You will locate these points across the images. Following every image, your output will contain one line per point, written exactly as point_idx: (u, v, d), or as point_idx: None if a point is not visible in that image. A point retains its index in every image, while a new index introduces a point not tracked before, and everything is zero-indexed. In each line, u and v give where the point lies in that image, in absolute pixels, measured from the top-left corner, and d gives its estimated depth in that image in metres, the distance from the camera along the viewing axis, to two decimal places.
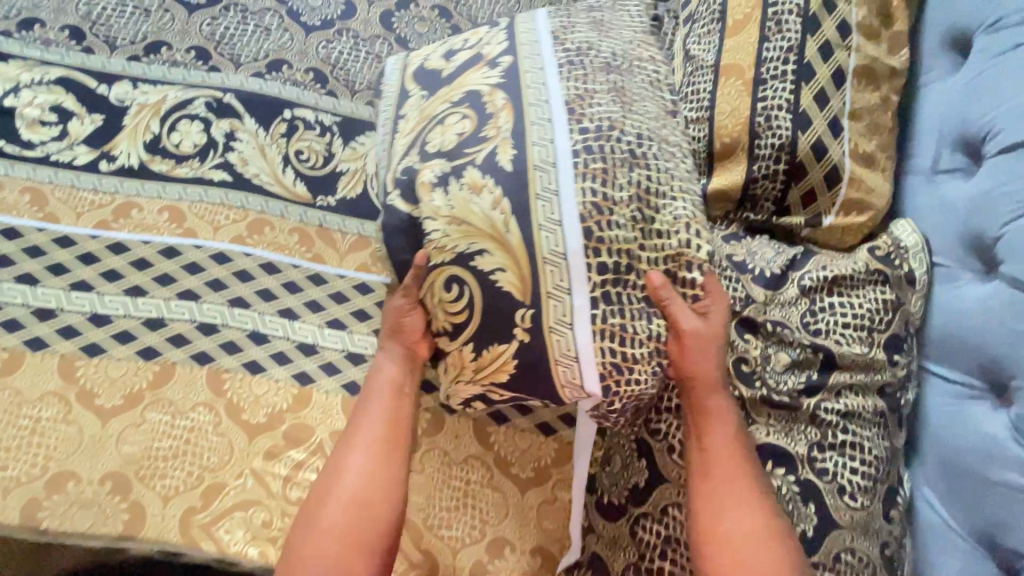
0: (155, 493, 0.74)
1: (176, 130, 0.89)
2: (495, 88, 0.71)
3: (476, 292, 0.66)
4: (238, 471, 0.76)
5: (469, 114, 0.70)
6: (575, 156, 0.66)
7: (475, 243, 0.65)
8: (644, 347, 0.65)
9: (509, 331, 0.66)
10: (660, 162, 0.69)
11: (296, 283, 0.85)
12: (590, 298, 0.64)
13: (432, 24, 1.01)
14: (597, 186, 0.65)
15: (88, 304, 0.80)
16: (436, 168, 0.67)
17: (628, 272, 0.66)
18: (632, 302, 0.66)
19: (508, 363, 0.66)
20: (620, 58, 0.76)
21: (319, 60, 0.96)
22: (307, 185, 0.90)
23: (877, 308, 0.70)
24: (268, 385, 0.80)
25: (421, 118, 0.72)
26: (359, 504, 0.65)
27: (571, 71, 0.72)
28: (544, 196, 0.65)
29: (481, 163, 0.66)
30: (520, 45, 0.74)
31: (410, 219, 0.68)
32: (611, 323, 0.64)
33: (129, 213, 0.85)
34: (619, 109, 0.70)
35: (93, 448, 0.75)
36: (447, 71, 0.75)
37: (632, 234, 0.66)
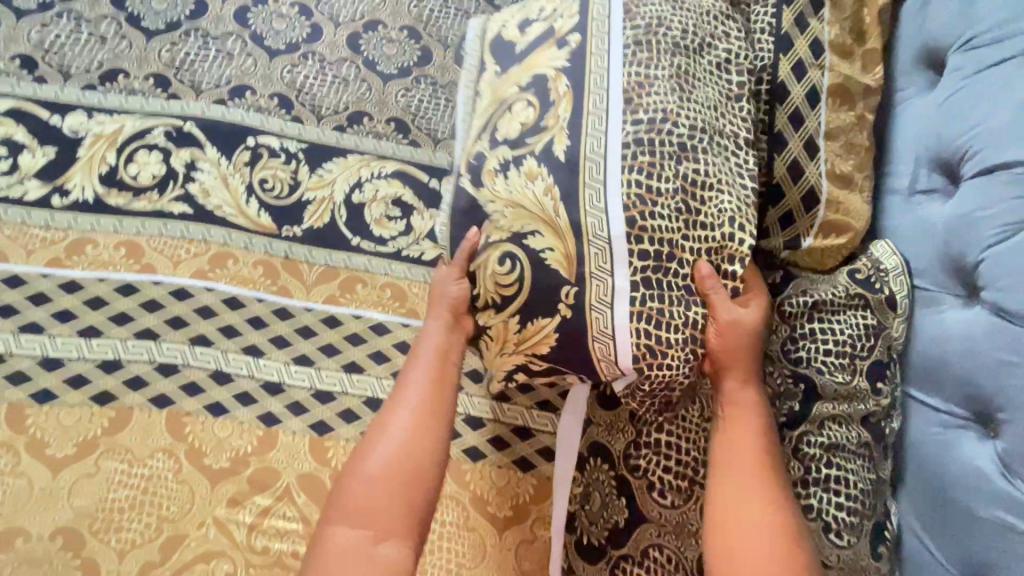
0: (110, 548, 0.70)
1: (135, 161, 0.86)
2: (561, 73, 0.66)
3: (526, 267, 0.63)
4: (199, 521, 0.72)
5: (535, 101, 0.66)
6: (625, 148, 0.63)
7: (527, 224, 0.63)
8: (680, 333, 0.61)
9: (552, 305, 0.62)
10: (713, 158, 0.64)
11: (260, 318, 0.82)
12: (630, 281, 0.61)
13: (401, 46, 0.99)
14: (643, 177, 0.62)
15: (40, 348, 0.76)
16: (499, 154, 0.65)
17: (669, 260, 0.62)
18: (672, 289, 0.62)
19: (550, 337, 0.63)
20: (691, 35, 0.68)
21: (284, 85, 0.94)
22: (271, 215, 0.87)
23: (857, 334, 0.68)
24: (232, 427, 0.76)
25: (492, 97, 0.68)
26: (381, 497, 0.61)
27: (635, 54, 0.66)
28: (592, 185, 0.62)
29: (540, 153, 0.64)
30: (590, 21, 0.68)
31: (470, 200, 0.66)
32: (649, 307, 0.61)
33: (83, 249, 0.82)
34: (677, 98, 0.65)
35: (44, 501, 0.71)
36: (522, 44, 0.69)
37: (675, 224, 0.62)
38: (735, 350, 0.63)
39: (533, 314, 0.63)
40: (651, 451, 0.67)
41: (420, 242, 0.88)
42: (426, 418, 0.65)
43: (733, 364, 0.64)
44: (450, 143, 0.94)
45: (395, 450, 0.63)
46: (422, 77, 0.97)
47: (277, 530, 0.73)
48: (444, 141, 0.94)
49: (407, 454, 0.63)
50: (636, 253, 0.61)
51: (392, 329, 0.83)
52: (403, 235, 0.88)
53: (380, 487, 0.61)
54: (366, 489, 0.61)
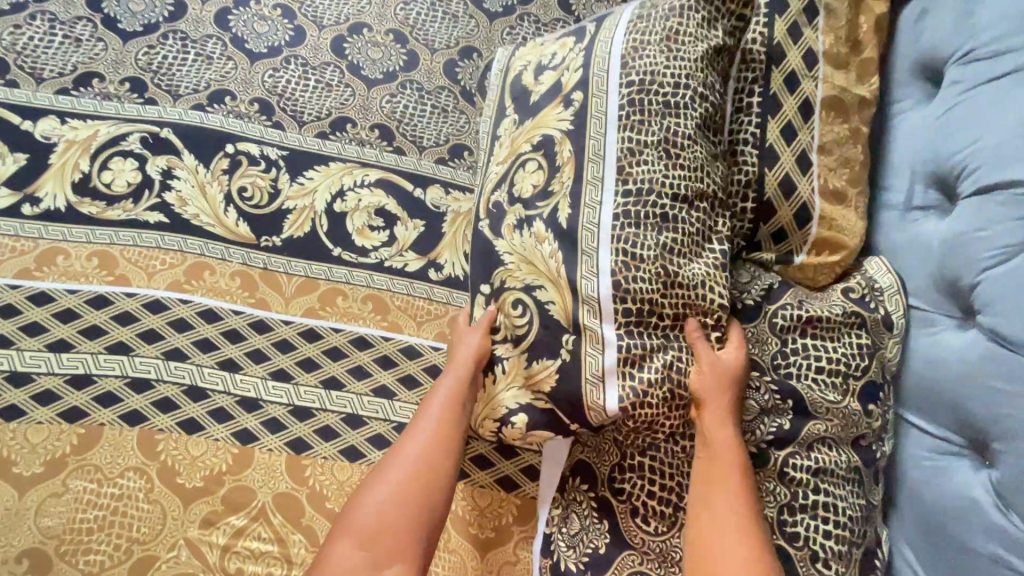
0: (77, 571, 0.68)
1: (110, 168, 0.83)
2: (566, 136, 0.70)
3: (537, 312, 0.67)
4: (171, 543, 0.70)
5: (544, 163, 0.71)
6: (614, 219, 0.65)
7: (536, 279, 0.67)
8: (659, 374, 0.62)
9: (555, 351, 0.66)
10: (695, 227, 0.66)
11: (237, 331, 0.79)
12: (618, 332, 0.63)
13: (386, 50, 0.96)
14: (628, 244, 0.64)
15: (7, 362, 0.74)
16: (516, 212, 0.71)
17: (650, 316, 0.64)
18: (654, 338, 0.64)
19: (550, 376, 0.65)
20: (685, 92, 0.67)
21: (265, 90, 0.91)
22: (250, 225, 0.84)
23: (851, 354, 0.66)
24: (206, 445, 0.74)
25: (511, 153, 0.75)
26: (384, 534, 0.59)
27: (628, 117, 0.68)
28: (586, 252, 0.65)
29: (548, 213, 0.69)
30: (592, 78, 0.72)
31: (490, 250, 0.72)
32: (634, 352, 0.63)
33: (54, 259, 0.79)
34: (664, 165, 0.66)
35: (9, 522, 0.69)
36: (535, 96, 0.77)
37: (655, 285, 0.63)
38: (720, 388, 0.62)
39: (538, 356, 0.67)
40: (635, 475, 0.66)
41: (403, 253, 0.86)
42: (439, 455, 0.64)
43: (721, 404, 0.62)
44: (435, 151, 0.92)
45: (404, 483, 0.62)
46: (408, 82, 0.95)
47: (251, 552, 0.71)
48: (429, 149, 0.92)
49: (416, 490, 0.62)
50: (621, 310, 0.63)
51: (375, 343, 0.81)
52: (386, 246, 0.86)
53: (385, 522, 0.60)
54: (372, 520, 0.60)
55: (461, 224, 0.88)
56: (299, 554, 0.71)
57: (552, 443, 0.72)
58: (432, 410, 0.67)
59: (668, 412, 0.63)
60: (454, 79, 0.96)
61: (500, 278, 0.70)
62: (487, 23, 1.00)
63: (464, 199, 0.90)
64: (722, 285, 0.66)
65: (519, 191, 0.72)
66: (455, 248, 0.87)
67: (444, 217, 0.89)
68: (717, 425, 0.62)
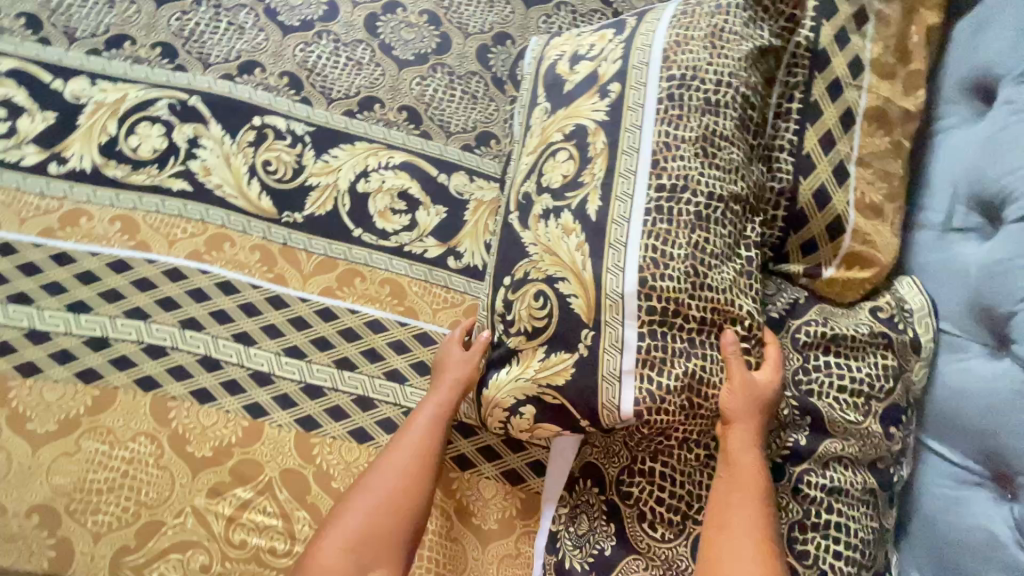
0: (86, 529, 0.69)
1: (137, 133, 0.83)
2: (600, 128, 0.70)
3: (555, 304, 0.66)
4: (178, 509, 0.71)
5: (575, 154, 0.70)
6: (646, 214, 0.64)
7: (558, 270, 0.66)
8: (678, 380, 0.61)
9: (572, 344, 0.65)
10: (727, 228, 0.65)
11: (254, 305, 0.79)
12: (638, 332, 0.62)
13: (419, 31, 0.95)
14: (658, 243, 0.63)
15: (28, 319, 0.75)
16: (542, 202, 0.70)
17: (674, 317, 0.63)
18: (676, 341, 0.63)
19: (567, 370, 0.65)
20: (727, 91, 0.67)
21: (295, 64, 0.90)
22: (273, 199, 0.84)
23: (876, 374, 0.65)
24: (217, 416, 0.75)
25: (540, 141, 0.74)
26: (369, 541, 0.62)
27: (667, 111, 0.67)
28: (614, 245, 0.64)
29: (576, 207, 0.68)
30: (631, 69, 0.71)
31: (514, 239, 0.71)
32: (653, 353, 0.62)
33: (77, 221, 0.79)
34: (700, 163, 0.65)
35: (22, 476, 0.70)
36: (570, 85, 0.75)
37: (683, 285, 0.62)
38: (748, 408, 0.60)
39: (554, 349, 0.66)
40: (644, 480, 0.65)
41: (423, 238, 0.85)
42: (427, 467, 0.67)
43: (749, 423, 0.60)
44: (461, 137, 0.90)
45: (391, 493, 0.64)
46: (439, 65, 0.93)
47: (256, 525, 0.71)
48: (456, 135, 0.90)
49: (404, 500, 0.64)
50: (646, 308, 0.62)
51: (390, 327, 0.81)
52: (407, 230, 0.85)
53: (370, 530, 0.62)
54: (357, 529, 0.62)
55: (483, 213, 0.87)
56: (302, 531, 0.72)
57: (560, 439, 0.73)
58: (422, 422, 0.69)
59: (687, 416, 0.62)
60: (485, 65, 0.94)
61: (522, 269, 0.69)
62: (523, 10, 0.97)
63: (489, 188, 0.88)
64: (748, 290, 0.65)
65: (548, 181, 0.72)
66: (476, 237, 0.86)
67: (467, 205, 0.87)
68: (740, 447, 0.60)
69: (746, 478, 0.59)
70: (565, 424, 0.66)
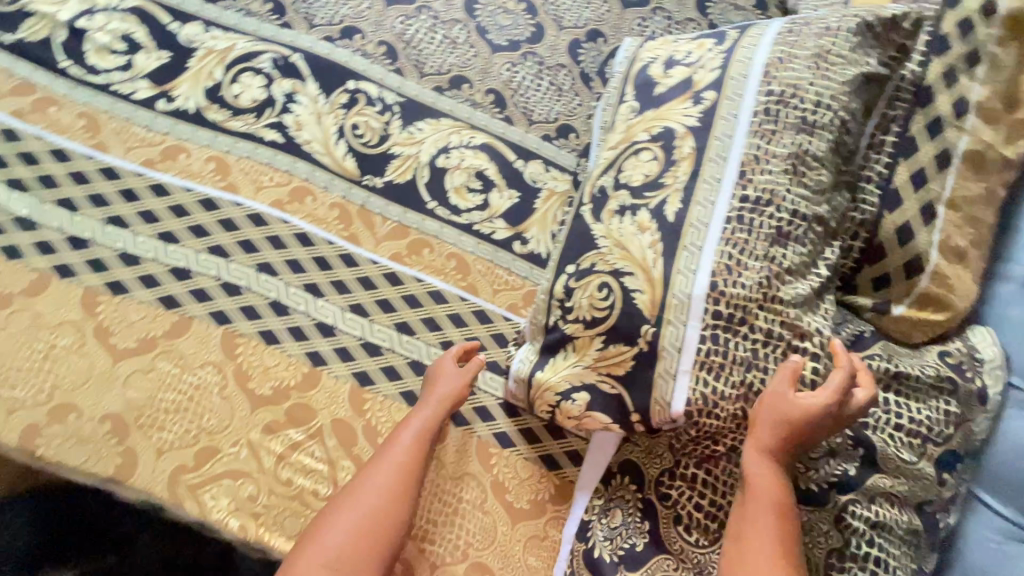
0: (151, 443, 0.74)
1: (240, 82, 0.87)
2: (689, 133, 0.70)
3: (618, 299, 0.67)
4: (235, 439, 0.75)
5: (660, 155, 0.71)
6: (727, 221, 0.65)
7: (626, 266, 0.68)
8: (735, 389, 0.63)
9: (632, 339, 0.66)
10: (806, 247, 0.65)
11: (327, 260, 0.83)
12: (701, 334, 0.63)
13: (515, 18, 0.97)
14: (735, 251, 0.64)
15: (122, 241, 0.80)
16: (619, 198, 0.71)
17: (740, 324, 0.63)
18: (738, 349, 0.63)
19: (625, 362, 0.67)
20: (826, 112, 0.67)
21: (393, 35, 0.93)
22: (356, 161, 0.87)
23: (936, 419, 0.64)
24: (280, 358, 0.78)
25: (624, 139, 0.75)
26: (350, 554, 0.63)
27: (761, 123, 0.67)
28: (689, 248, 0.65)
29: (654, 207, 0.69)
30: (728, 79, 0.71)
31: (586, 230, 0.72)
32: (712, 357, 0.63)
33: (177, 156, 0.84)
34: (789, 180, 0.65)
35: (100, 385, 0.75)
36: (661, 88, 0.76)
37: (754, 294, 0.63)
38: (779, 433, 0.60)
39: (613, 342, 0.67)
40: (685, 484, 0.68)
41: (493, 219, 0.87)
42: (408, 483, 0.68)
43: (774, 444, 0.60)
44: (542, 127, 0.92)
45: (370, 513, 0.65)
46: (530, 54, 0.95)
47: (303, 466, 0.75)
48: (537, 123, 0.92)
49: (380, 518, 0.65)
50: (712, 312, 0.63)
51: (451, 300, 0.83)
52: (478, 209, 0.87)
53: (351, 545, 0.64)
54: (336, 544, 0.63)
55: (554, 203, 0.88)
56: (345, 479, 0.75)
57: (601, 432, 0.73)
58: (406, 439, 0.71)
59: (735, 423, 0.64)
60: (575, 60, 0.96)
61: (589, 259, 0.71)
62: (619, 11, 0.98)
63: (562, 180, 0.90)
64: (818, 310, 0.66)
65: (626, 178, 0.73)
66: (544, 225, 0.88)
67: (539, 193, 0.89)
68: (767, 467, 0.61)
69: (771, 504, 0.59)
70: (613, 415, 0.68)
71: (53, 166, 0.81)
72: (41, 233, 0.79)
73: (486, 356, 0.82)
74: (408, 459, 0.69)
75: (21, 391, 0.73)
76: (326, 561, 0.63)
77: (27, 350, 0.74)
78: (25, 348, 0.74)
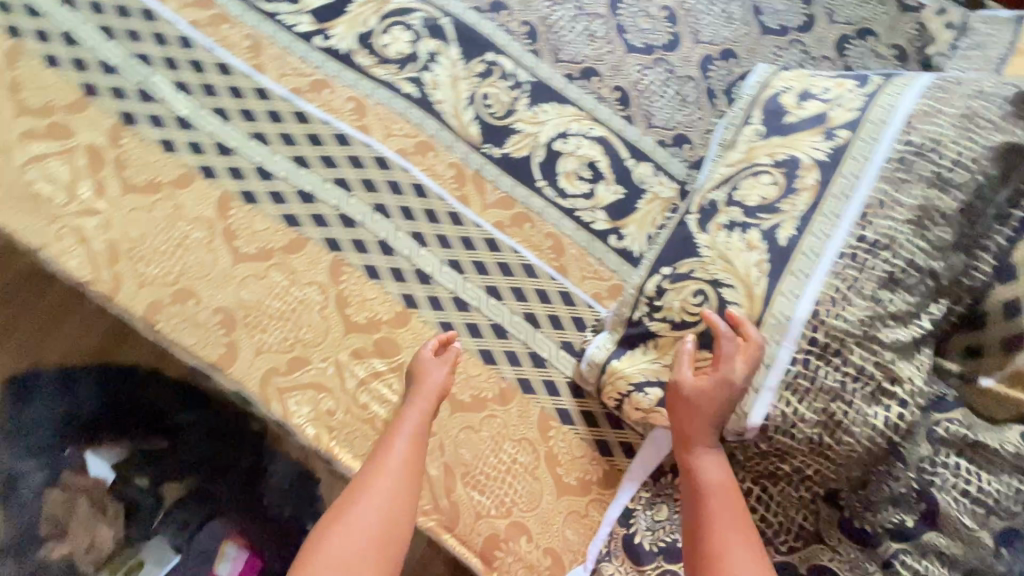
0: (252, 342, 0.81)
1: (389, 34, 0.93)
2: (816, 166, 0.72)
3: (711, 308, 0.71)
4: (325, 356, 0.81)
5: (781, 182, 0.73)
6: (840, 256, 0.67)
7: (727, 276, 0.71)
8: (815, 415, 0.65)
9: (719, 347, 0.69)
10: (913, 298, 0.66)
11: (436, 214, 0.88)
12: (793, 356, 0.66)
13: (655, 23, 0.98)
14: (842, 286, 0.66)
15: (260, 157, 0.87)
16: (730, 214, 0.74)
17: (832, 356, 0.65)
18: (825, 378, 0.65)
19: (705, 367, 0.70)
20: (962, 173, 0.67)
21: (537, 17, 0.97)
22: (480, 129, 0.91)
23: (1005, 493, 0.63)
24: (378, 293, 0.84)
25: (745, 159, 0.77)
26: (360, 563, 0.64)
27: (894, 171, 0.69)
28: (796, 274, 0.67)
29: (766, 229, 0.71)
30: (866, 122, 0.72)
31: (691, 238, 0.75)
32: (798, 381, 0.65)
33: (322, 90, 0.91)
34: (911, 230, 0.66)
35: (219, 280, 0.82)
36: (792, 118, 0.77)
37: (854, 330, 0.65)
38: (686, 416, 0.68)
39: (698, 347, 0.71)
40: None
41: (595, 210, 0.90)
42: (408, 487, 0.70)
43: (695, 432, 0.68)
44: (659, 132, 0.94)
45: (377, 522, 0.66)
46: (661, 60, 0.97)
47: (380, 395, 0.81)
48: (655, 128, 0.94)
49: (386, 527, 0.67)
50: (807, 338, 0.66)
51: (540, 276, 0.87)
52: (584, 197, 0.90)
53: (363, 553, 0.65)
54: (349, 554, 0.64)
55: (656, 207, 0.90)
56: None
57: (658, 432, 0.79)
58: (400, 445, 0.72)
59: (808, 448, 0.66)
60: (703, 74, 0.97)
61: (689, 264, 0.74)
62: (757, 36, 0.98)
63: (669, 187, 0.91)
64: (914, 359, 0.66)
65: (741, 196, 0.75)
66: (642, 226, 0.90)
67: (644, 194, 0.91)
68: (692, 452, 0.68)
69: (710, 495, 0.65)
70: None
71: (216, 77, 0.89)
72: (192, 135, 0.86)
73: (564, 335, 0.85)
74: (406, 461, 0.71)
75: (156, 269, 0.82)
76: (333, 570, 0.63)
77: (166, 235, 0.83)
78: (165, 232, 0.83)
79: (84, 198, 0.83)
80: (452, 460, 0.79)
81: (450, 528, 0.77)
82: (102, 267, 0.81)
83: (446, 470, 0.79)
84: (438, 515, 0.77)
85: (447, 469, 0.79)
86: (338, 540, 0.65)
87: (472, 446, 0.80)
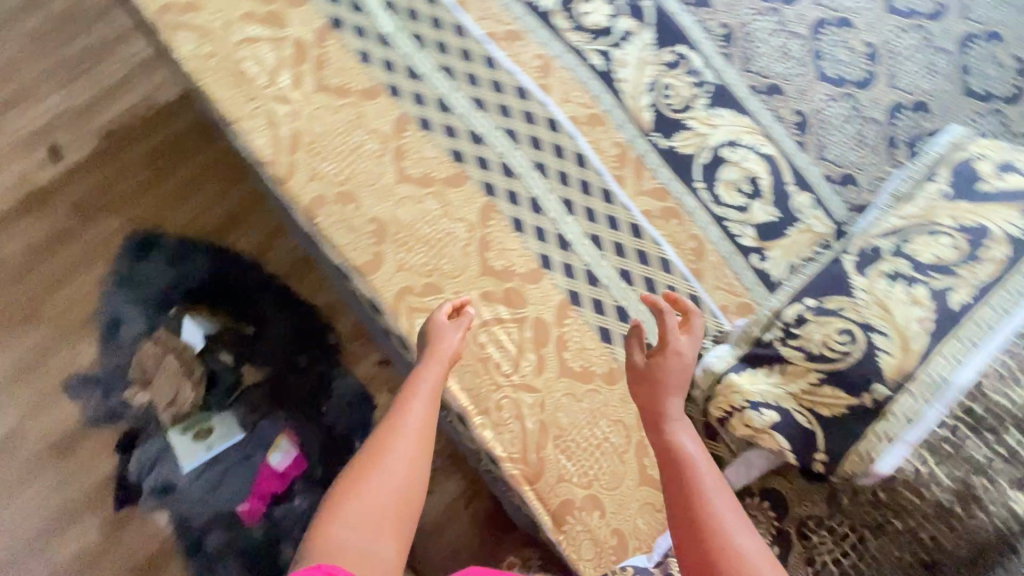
0: (396, 257, 0.85)
1: (590, 2, 0.93)
2: (1005, 241, 0.71)
3: (858, 352, 0.71)
4: (457, 291, 0.85)
5: (961, 246, 0.72)
6: (1015, 335, 0.66)
7: (880, 323, 0.71)
8: (949, 480, 0.64)
9: (857, 390, 0.70)
10: None
11: (590, 186, 0.90)
12: (940, 419, 0.66)
13: (856, 57, 0.94)
14: (1009, 364, 0.66)
15: (443, 89, 0.90)
16: (894, 264, 0.74)
17: (983, 429, 0.65)
18: (969, 447, 0.64)
19: (837, 407, 0.71)
20: None
21: (738, 23, 0.95)
22: (654, 118, 0.91)
23: None
24: (519, 246, 0.87)
25: (922, 216, 0.76)
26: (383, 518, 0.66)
27: None
28: (960, 340, 0.68)
29: (937, 288, 0.71)
30: None
31: (846, 277, 0.76)
32: (937, 444, 0.65)
33: (514, 41, 0.92)
34: None
35: (381, 193, 0.87)
36: (987, 186, 0.74)
37: (1014, 410, 0.64)
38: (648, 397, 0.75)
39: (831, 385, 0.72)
40: (831, 537, 0.74)
41: (745, 225, 0.89)
42: (423, 442, 0.73)
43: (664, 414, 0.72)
44: (829, 167, 0.91)
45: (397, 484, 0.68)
46: (850, 95, 0.93)
47: (498, 340, 0.84)
48: (826, 161, 0.91)
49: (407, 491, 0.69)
50: (959, 405, 0.66)
51: (675, 274, 0.88)
52: (736, 210, 0.89)
53: (386, 511, 0.66)
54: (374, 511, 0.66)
55: (805, 240, 0.89)
56: (525, 369, 0.84)
57: (754, 450, 0.79)
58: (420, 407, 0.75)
59: (933, 512, 0.66)
60: (890, 120, 0.92)
61: (837, 302, 0.75)
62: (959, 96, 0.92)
63: (824, 223, 0.89)
64: None
65: (911, 250, 0.74)
66: (787, 253, 0.88)
67: (796, 223, 0.89)
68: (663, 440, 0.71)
69: (680, 461, 0.67)
70: (795, 446, 0.72)
71: (423, 4, 0.93)
72: (387, 52, 0.90)
73: None
74: (422, 414, 0.74)
75: (329, 167, 0.87)
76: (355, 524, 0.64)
77: (344, 138, 0.88)
78: (343, 136, 0.88)
79: (282, 86, 0.89)
80: (549, 420, 0.83)
81: (532, 482, 0.81)
82: (282, 153, 0.87)
83: (541, 428, 0.82)
84: (524, 466, 0.81)
85: (541, 427, 0.82)
86: (364, 494, 0.66)
87: (569, 414, 0.83)
